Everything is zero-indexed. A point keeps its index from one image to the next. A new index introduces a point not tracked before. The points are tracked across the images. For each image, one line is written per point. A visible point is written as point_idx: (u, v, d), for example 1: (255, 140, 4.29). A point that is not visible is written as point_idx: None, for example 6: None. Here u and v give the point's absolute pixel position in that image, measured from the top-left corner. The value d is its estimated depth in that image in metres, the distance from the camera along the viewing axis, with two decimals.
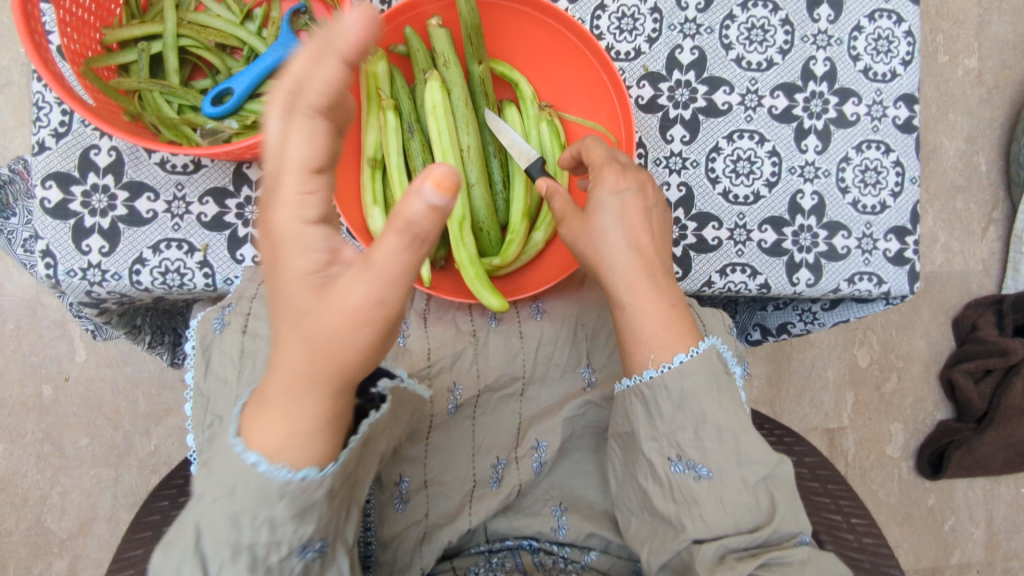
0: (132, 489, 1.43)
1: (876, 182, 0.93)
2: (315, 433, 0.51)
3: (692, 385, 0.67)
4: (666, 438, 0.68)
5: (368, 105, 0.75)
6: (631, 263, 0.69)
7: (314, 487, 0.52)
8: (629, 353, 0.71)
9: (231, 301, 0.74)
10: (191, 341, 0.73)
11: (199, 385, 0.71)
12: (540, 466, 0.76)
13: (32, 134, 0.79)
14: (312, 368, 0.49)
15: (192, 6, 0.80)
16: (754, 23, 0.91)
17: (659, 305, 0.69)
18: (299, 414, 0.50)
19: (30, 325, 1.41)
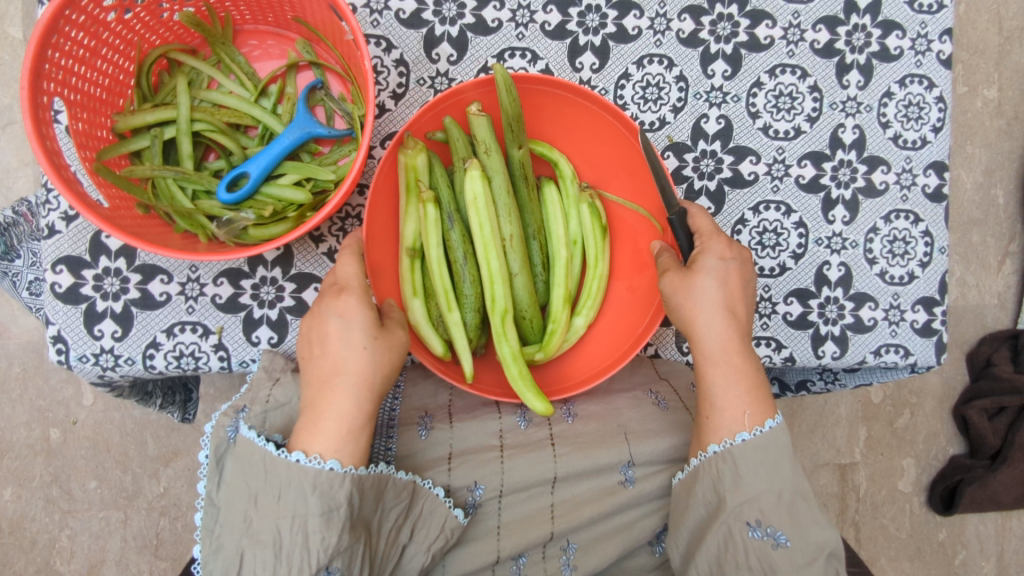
0: (142, 532, 1.43)
1: (904, 252, 0.90)
2: (351, 428, 0.66)
3: (775, 448, 0.71)
4: (750, 503, 0.71)
5: (407, 198, 0.75)
6: (726, 327, 0.74)
7: (338, 480, 0.64)
8: (718, 413, 0.74)
9: (244, 406, 0.70)
10: (204, 450, 0.68)
11: (211, 496, 0.67)
12: (568, 569, 0.80)
13: (42, 217, 0.77)
14: (333, 389, 0.66)
15: (204, 83, 0.78)
16: (781, 90, 0.88)
17: (744, 368, 0.75)
18: (337, 409, 0.66)
19: (37, 369, 1.40)
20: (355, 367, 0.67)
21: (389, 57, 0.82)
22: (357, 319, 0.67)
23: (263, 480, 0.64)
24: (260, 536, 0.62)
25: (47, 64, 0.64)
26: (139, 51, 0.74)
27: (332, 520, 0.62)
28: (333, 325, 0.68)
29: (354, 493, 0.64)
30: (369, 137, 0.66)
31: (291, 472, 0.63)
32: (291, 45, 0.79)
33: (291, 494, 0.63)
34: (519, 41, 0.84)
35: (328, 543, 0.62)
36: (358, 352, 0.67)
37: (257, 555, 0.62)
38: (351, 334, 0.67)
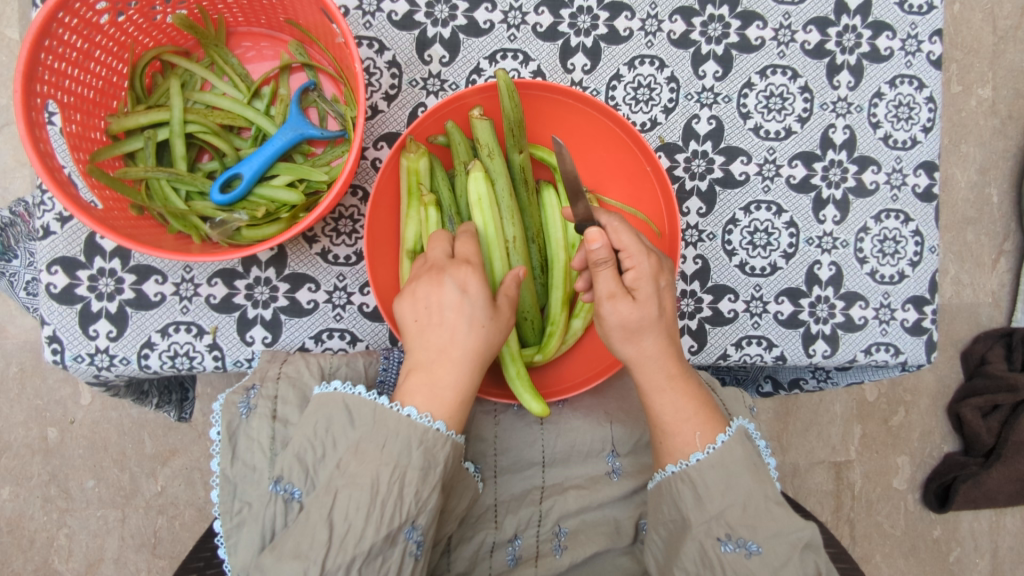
0: (139, 530, 1.43)
1: (894, 252, 0.91)
2: (453, 397, 0.67)
3: (733, 459, 0.71)
4: (714, 519, 0.70)
5: (408, 201, 0.76)
6: (665, 352, 0.73)
7: (444, 440, 0.65)
8: (667, 432, 0.74)
9: (255, 383, 0.71)
10: (214, 428, 0.68)
11: (227, 473, 0.67)
12: (558, 549, 0.80)
13: (37, 218, 0.77)
14: (439, 349, 0.68)
15: (197, 85, 0.78)
16: (772, 90, 0.89)
17: (689, 388, 0.75)
18: (444, 374, 0.67)
19: (35, 368, 1.41)
20: (468, 337, 0.68)
21: (382, 58, 0.82)
22: (474, 293, 0.69)
23: (356, 429, 0.65)
24: (357, 478, 0.61)
25: (40, 67, 0.64)
26: (133, 54, 0.74)
27: (429, 475, 0.64)
28: (463, 293, 0.69)
29: (451, 454, 0.66)
30: (360, 140, 0.67)
31: (401, 426, 0.64)
32: (284, 47, 0.79)
33: (396, 443, 0.63)
34: (510, 42, 0.84)
35: (422, 496, 0.63)
36: (482, 323, 0.69)
37: (352, 495, 0.61)
38: (466, 304, 0.68)
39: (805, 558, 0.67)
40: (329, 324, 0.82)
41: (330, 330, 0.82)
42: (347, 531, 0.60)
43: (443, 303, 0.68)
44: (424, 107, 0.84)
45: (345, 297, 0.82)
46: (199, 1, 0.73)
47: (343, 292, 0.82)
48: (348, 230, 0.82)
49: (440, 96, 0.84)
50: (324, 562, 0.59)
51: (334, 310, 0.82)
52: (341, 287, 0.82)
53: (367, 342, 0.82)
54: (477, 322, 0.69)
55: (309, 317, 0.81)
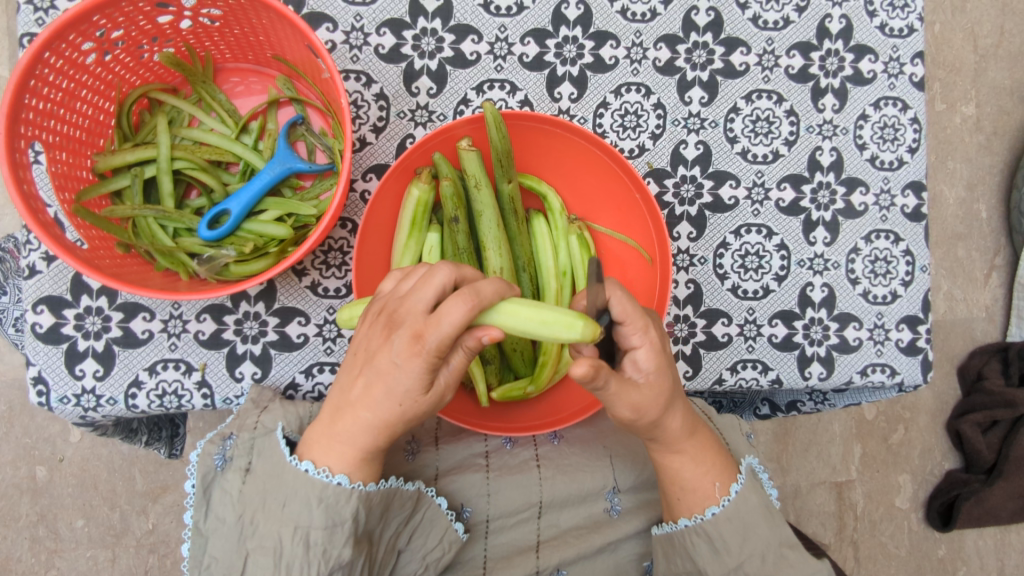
0: (130, 570, 1.40)
1: (886, 272, 0.91)
2: (364, 454, 0.65)
3: (749, 509, 0.73)
4: (735, 568, 0.72)
5: (409, 231, 0.77)
6: (684, 419, 0.70)
7: (346, 494, 0.65)
8: (689, 492, 0.74)
9: (231, 433, 0.70)
10: (191, 480, 0.68)
11: (200, 526, 0.67)
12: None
13: (23, 257, 0.76)
14: (363, 412, 0.63)
15: (185, 121, 0.79)
16: (758, 115, 0.90)
17: (702, 442, 0.73)
18: (357, 435, 0.64)
19: (23, 406, 1.39)
20: (386, 407, 0.62)
21: (369, 91, 0.83)
22: (406, 375, 0.60)
23: (268, 487, 0.66)
24: (265, 541, 0.64)
25: (24, 109, 0.64)
26: (120, 92, 0.74)
27: (335, 534, 0.64)
28: (389, 363, 0.60)
29: (360, 507, 0.66)
30: (348, 174, 0.67)
31: (299, 481, 0.65)
32: (272, 82, 0.80)
33: (295, 504, 0.64)
34: (497, 73, 0.85)
35: (330, 555, 0.64)
36: (395, 399, 0.61)
37: (258, 560, 0.63)
38: (396, 381, 0.60)
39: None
40: (319, 358, 0.81)
41: (321, 364, 0.81)
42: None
43: (380, 370, 0.61)
44: (412, 138, 0.84)
45: (335, 331, 0.81)
46: (186, 39, 0.74)
47: (334, 326, 0.81)
48: (338, 263, 0.82)
49: (428, 127, 0.84)
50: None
51: (324, 344, 0.81)
52: (331, 321, 0.81)
53: None
54: (397, 398, 0.61)
55: (299, 351, 0.81)
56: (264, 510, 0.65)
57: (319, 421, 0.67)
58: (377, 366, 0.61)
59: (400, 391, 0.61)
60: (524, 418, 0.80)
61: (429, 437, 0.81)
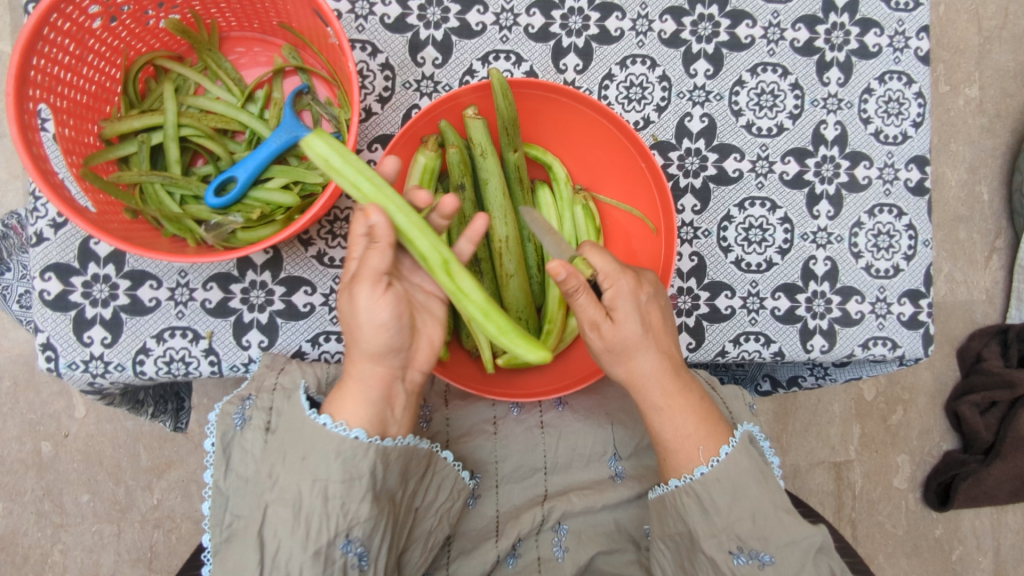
0: (136, 545, 1.41)
1: (889, 246, 0.91)
2: (376, 412, 0.67)
3: (738, 474, 0.72)
4: (723, 531, 0.71)
5: None
6: (660, 369, 0.73)
7: (363, 448, 0.65)
8: (674, 451, 0.74)
9: (250, 395, 0.71)
10: (209, 439, 0.69)
11: (219, 484, 0.69)
12: (561, 551, 0.81)
13: (30, 225, 0.77)
14: (365, 372, 0.67)
15: (190, 89, 0.79)
16: (763, 88, 0.90)
17: (690, 404, 0.74)
18: (366, 392, 0.67)
19: (28, 383, 1.40)
20: (376, 352, 0.66)
21: (375, 61, 0.83)
22: (380, 310, 0.65)
23: (288, 437, 0.66)
24: (285, 493, 0.64)
25: (31, 71, 0.64)
26: (126, 58, 0.75)
27: (353, 488, 0.64)
28: (364, 305, 0.65)
29: (378, 462, 0.65)
30: (355, 142, 0.67)
31: (317, 435, 0.65)
32: (277, 51, 0.80)
33: (315, 457, 0.64)
34: (502, 44, 0.85)
35: (349, 509, 0.64)
36: (382, 337, 0.66)
37: (278, 512, 0.63)
38: (376, 320, 0.65)
39: (818, 560, 0.70)
40: (326, 326, 0.81)
41: (327, 333, 0.81)
42: (276, 551, 0.63)
43: (363, 316, 0.66)
44: (418, 109, 0.84)
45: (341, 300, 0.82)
46: (192, 6, 0.74)
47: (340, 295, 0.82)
48: (344, 233, 0.82)
49: (434, 97, 0.84)
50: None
51: (331, 313, 0.81)
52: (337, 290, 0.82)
53: None
54: (381, 334, 0.66)
55: (305, 320, 0.81)
56: (285, 461, 0.65)
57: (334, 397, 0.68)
58: (354, 313, 0.67)
59: (379, 328, 0.65)
60: (532, 383, 0.80)
61: (440, 401, 0.84)
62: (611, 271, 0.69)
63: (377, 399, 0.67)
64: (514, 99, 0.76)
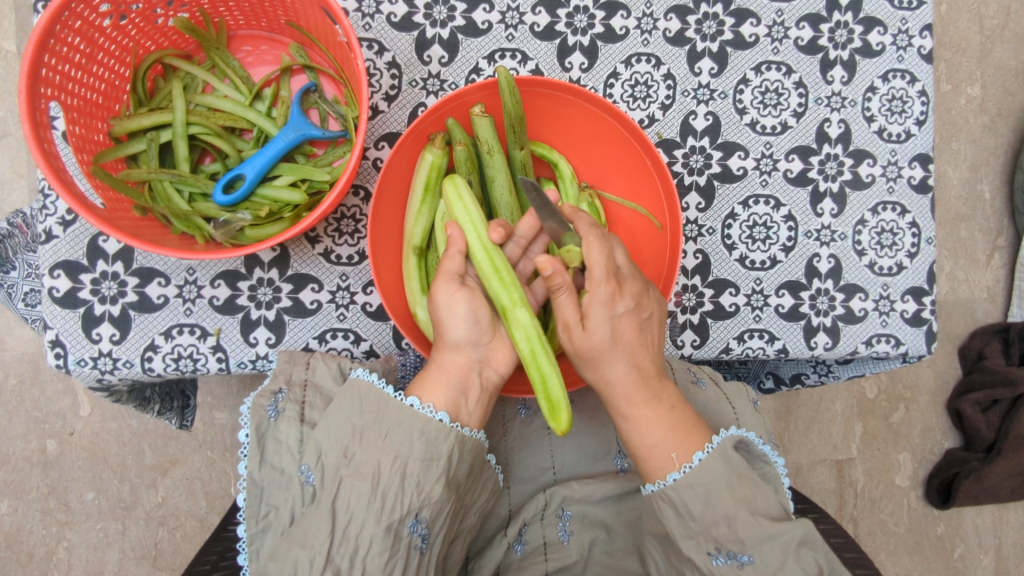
0: (140, 542, 1.41)
1: (892, 244, 0.91)
2: (458, 395, 0.71)
3: (715, 478, 0.70)
4: (701, 534, 0.70)
5: (422, 198, 0.77)
6: (631, 378, 0.74)
7: (445, 432, 0.68)
8: (646, 459, 0.75)
9: (282, 388, 0.73)
10: (243, 431, 0.70)
11: (255, 475, 0.68)
12: (566, 535, 0.81)
13: (39, 223, 0.77)
14: (446, 364, 0.72)
15: (199, 87, 0.79)
16: (768, 86, 0.90)
17: (658, 412, 0.75)
18: (450, 379, 0.71)
19: (33, 381, 1.40)
20: (459, 342, 0.72)
21: (381, 60, 0.83)
22: (467, 302, 0.72)
23: (362, 418, 0.68)
24: (362, 468, 0.64)
25: (43, 69, 0.65)
26: (135, 56, 0.75)
27: (431, 468, 0.66)
28: (456, 298, 0.72)
29: (455, 448, 0.68)
30: (362, 142, 0.67)
31: (404, 415, 0.67)
32: (284, 49, 0.80)
33: (398, 435, 0.66)
34: (508, 42, 0.85)
35: (424, 488, 0.65)
36: (468, 328, 0.72)
37: (355, 485, 0.63)
38: (464, 309, 0.72)
39: (800, 555, 0.67)
40: (332, 324, 0.82)
41: (334, 330, 0.82)
42: (348, 523, 0.62)
43: (447, 308, 0.72)
44: (424, 107, 0.84)
45: (348, 297, 0.82)
46: (200, 4, 0.74)
47: (346, 292, 0.82)
48: (351, 230, 0.83)
49: (440, 95, 0.84)
50: (329, 552, 0.61)
51: (337, 310, 0.82)
52: (343, 287, 0.82)
53: (371, 342, 0.82)
54: (466, 325, 0.72)
55: (312, 317, 0.82)
56: (362, 440, 0.66)
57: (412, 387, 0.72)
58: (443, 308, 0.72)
59: (465, 318, 0.72)
60: None
61: None
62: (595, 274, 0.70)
63: (457, 387, 0.71)
64: (521, 96, 0.77)
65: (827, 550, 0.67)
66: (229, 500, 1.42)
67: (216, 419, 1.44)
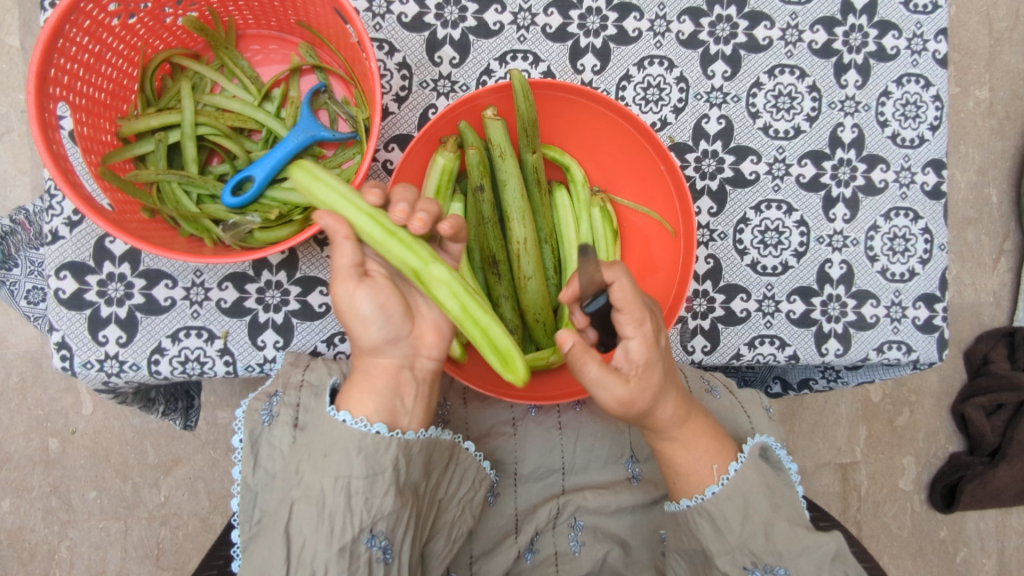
0: (142, 542, 1.41)
1: (904, 250, 0.91)
2: (386, 398, 0.68)
3: (749, 490, 0.72)
4: (737, 548, 0.71)
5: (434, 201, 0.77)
6: (675, 405, 0.72)
7: (385, 443, 0.66)
8: (684, 475, 0.74)
9: (277, 391, 0.72)
10: (237, 437, 0.70)
11: (249, 480, 0.68)
12: (577, 545, 0.80)
13: (45, 223, 0.76)
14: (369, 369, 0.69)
15: (208, 87, 0.78)
16: (781, 90, 0.89)
17: (699, 425, 0.75)
18: (374, 385, 0.68)
19: (35, 379, 1.40)
20: (376, 342, 0.67)
21: (392, 60, 0.82)
22: (367, 297, 0.66)
23: (311, 433, 0.67)
24: (309, 490, 0.64)
25: (52, 69, 0.64)
26: (143, 56, 0.74)
27: (376, 483, 0.65)
28: (341, 301, 0.66)
29: (400, 455, 0.67)
30: (373, 145, 0.66)
31: (337, 432, 0.66)
32: (293, 49, 0.79)
33: (337, 454, 0.65)
34: (520, 43, 0.84)
35: (373, 504, 0.64)
36: (375, 325, 0.66)
37: (303, 509, 0.64)
38: (356, 304, 0.65)
39: (834, 569, 0.68)
40: (341, 327, 0.81)
41: (343, 334, 0.81)
42: (303, 548, 0.63)
43: (348, 308, 0.66)
44: (435, 108, 0.83)
45: None
46: (210, 3, 0.73)
47: None
48: None
49: (451, 96, 0.84)
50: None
51: None
52: None
53: None
54: (379, 325, 0.67)
55: (321, 321, 0.81)
56: (308, 459, 0.66)
57: (346, 388, 0.70)
58: (345, 309, 0.66)
59: (370, 316, 0.66)
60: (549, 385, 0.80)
61: (459, 399, 0.86)
62: (632, 313, 0.65)
63: (383, 391, 0.68)
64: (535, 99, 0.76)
65: (857, 563, 0.69)
66: (231, 500, 1.41)
67: (219, 419, 1.43)
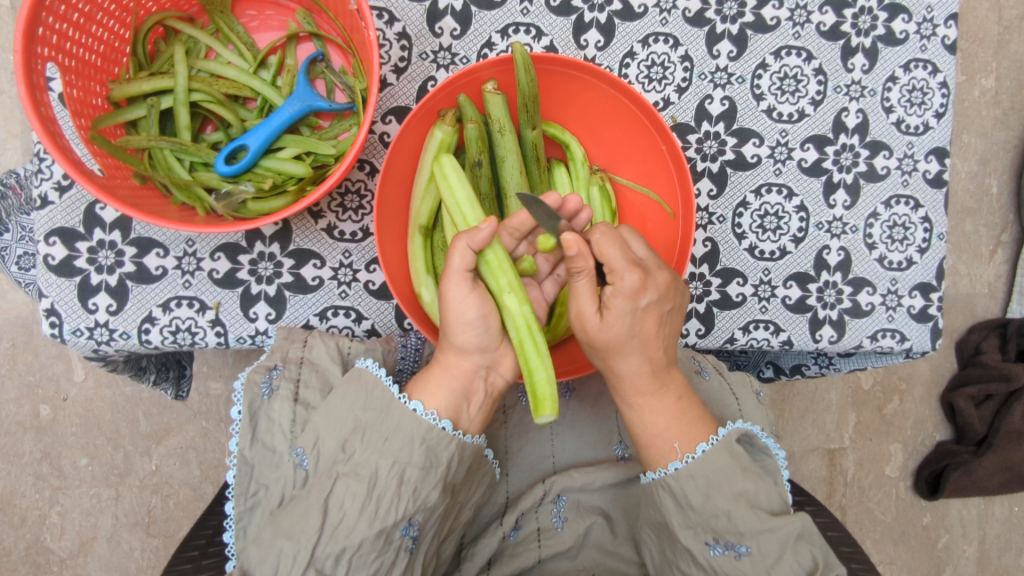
0: (133, 509, 1.41)
1: (903, 238, 0.90)
2: (457, 397, 0.70)
3: (716, 471, 0.71)
4: (699, 524, 0.71)
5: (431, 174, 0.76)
6: (641, 369, 0.73)
7: (447, 441, 0.67)
8: (647, 447, 0.76)
9: (277, 364, 0.72)
10: (237, 407, 0.69)
11: (246, 453, 0.68)
12: (559, 521, 0.81)
13: (34, 187, 0.75)
14: (449, 369, 0.70)
15: (202, 52, 0.76)
16: (786, 72, 0.88)
17: (662, 403, 0.75)
18: (451, 382, 0.70)
19: (26, 344, 1.39)
20: (466, 346, 0.70)
21: (391, 30, 0.80)
22: (474, 308, 0.68)
23: (366, 413, 0.67)
24: (359, 468, 0.65)
25: (40, 27, 0.63)
26: (136, 18, 0.72)
27: (430, 475, 0.66)
28: (452, 299, 0.68)
29: (455, 456, 0.68)
30: (371, 116, 0.65)
31: (405, 419, 0.67)
32: (291, 15, 0.77)
33: (400, 439, 0.66)
34: (523, 16, 0.83)
35: (419, 494, 0.66)
36: (473, 331, 0.69)
37: (349, 485, 0.64)
38: (460, 312, 0.68)
39: (798, 548, 0.68)
40: (334, 301, 0.80)
41: (336, 308, 0.80)
42: (338, 524, 0.63)
43: (451, 315, 0.68)
44: (434, 81, 0.82)
45: (350, 274, 0.81)
46: None
47: (349, 269, 0.81)
48: (355, 206, 0.81)
49: (451, 69, 0.82)
50: (314, 549, 0.62)
51: (339, 287, 0.80)
52: (346, 264, 0.81)
53: (373, 320, 0.81)
54: (476, 332, 0.69)
55: (314, 293, 0.80)
56: (363, 438, 0.66)
57: (420, 377, 0.71)
58: (453, 311, 0.68)
59: (467, 323, 0.68)
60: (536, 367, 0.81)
61: None
62: (612, 256, 0.66)
63: (457, 390, 0.70)
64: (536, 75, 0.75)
65: (824, 543, 0.69)
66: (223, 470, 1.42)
67: (210, 389, 1.42)
